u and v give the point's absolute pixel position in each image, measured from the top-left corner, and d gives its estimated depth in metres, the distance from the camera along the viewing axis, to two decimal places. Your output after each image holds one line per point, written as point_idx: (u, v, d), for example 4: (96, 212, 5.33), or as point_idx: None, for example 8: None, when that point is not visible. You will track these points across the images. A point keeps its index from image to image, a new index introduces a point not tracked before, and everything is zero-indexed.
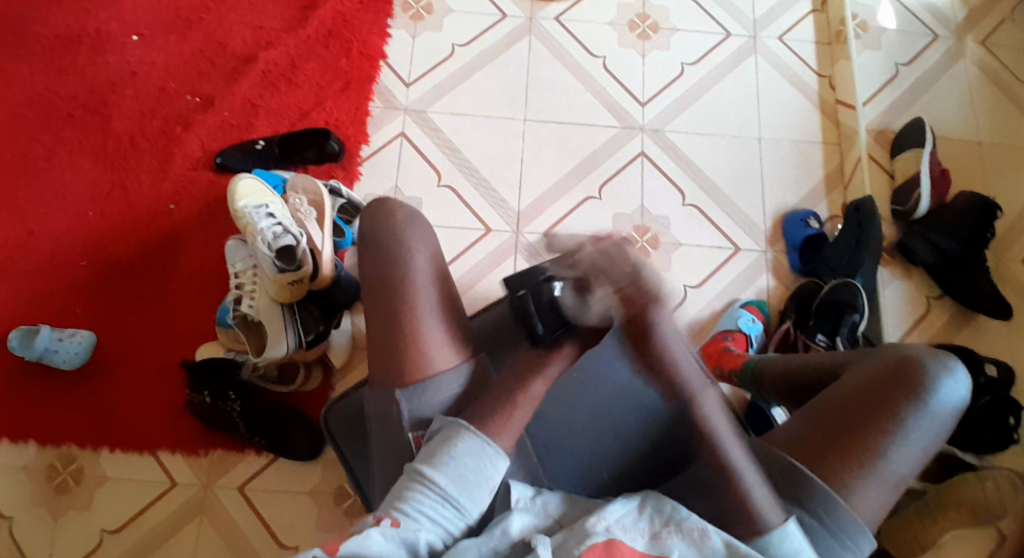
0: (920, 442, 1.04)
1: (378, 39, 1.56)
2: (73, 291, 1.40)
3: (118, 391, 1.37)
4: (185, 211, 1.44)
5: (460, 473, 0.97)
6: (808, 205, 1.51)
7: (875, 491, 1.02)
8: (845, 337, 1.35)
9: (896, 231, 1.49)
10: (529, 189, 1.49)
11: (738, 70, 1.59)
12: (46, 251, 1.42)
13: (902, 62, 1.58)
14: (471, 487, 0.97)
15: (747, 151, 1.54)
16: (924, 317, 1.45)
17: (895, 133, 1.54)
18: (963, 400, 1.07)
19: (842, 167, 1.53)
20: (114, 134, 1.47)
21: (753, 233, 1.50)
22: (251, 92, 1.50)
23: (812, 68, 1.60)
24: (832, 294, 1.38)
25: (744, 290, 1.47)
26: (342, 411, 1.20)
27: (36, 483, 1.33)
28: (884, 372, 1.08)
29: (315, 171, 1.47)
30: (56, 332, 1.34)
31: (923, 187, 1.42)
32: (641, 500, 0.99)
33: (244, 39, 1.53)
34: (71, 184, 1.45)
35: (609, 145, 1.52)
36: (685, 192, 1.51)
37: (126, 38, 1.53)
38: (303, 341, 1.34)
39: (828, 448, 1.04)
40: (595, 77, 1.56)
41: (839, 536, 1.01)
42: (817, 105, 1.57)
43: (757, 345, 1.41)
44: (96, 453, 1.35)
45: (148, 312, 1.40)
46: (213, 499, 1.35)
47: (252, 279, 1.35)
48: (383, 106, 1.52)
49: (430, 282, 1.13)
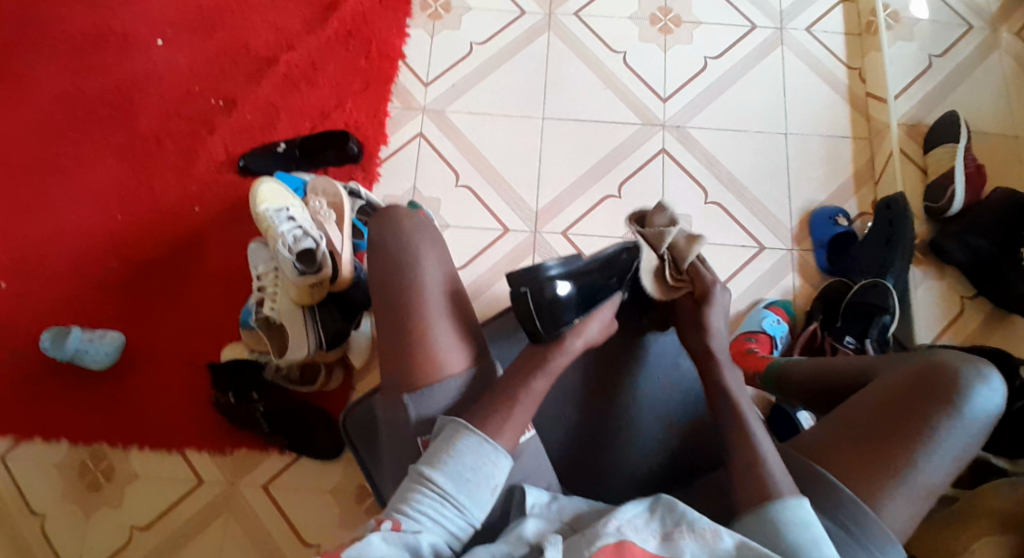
0: (953, 449, 0.99)
1: (397, 40, 1.57)
2: (104, 292, 1.44)
3: (146, 390, 1.40)
4: (210, 213, 1.49)
5: (459, 472, 0.98)
6: (836, 201, 1.47)
7: (904, 500, 0.98)
8: (873, 339, 1.31)
9: (929, 229, 1.44)
10: (548, 188, 1.48)
11: (764, 63, 1.55)
12: (78, 254, 1.47)
13: (935, 53, 1.53)
14: (471, 486, 0.98)
15: (773, 145, 1.50)
16: (955, 318, 1.40)
17: (928, 126, 1.49)
18: (998, 405, 1.01)
19: (873, 162, 1.49)
20: (141, 137, 1.53)
21: (778, 231, 1.46)
22: (273, 94, 1.54)
23: (841, 60, 1.55)
24: (859, 295, 1.33)
25: (769, 289, 1.44)
26: (358, 416, 1.21)
27: (69, 480, 1.37)
28: (914, 377, 1.03)
29: (336, 173, 1.50)
30: (86, 333, 1.38)
31: (957, 183, 1.38)
32: (653, 500, 0.97)
33: (268, 42, 1.57)
34: (102, 188, 1.50)
35: (631, 142, 1.50)
36: (708, 189, 1.48)
37: (150, 43, 1.58)
38: (324, 342, 1.36)
39: (854, 457, 1.00)
40: (615, 72, 1.55)
41: (868, 548, 0.96)
42: (846, 98, 1.53)
43: (781, 347, 1.37)
44: (127, 452, 1.39)
45: (174, 313, 1.44)
46: (238, 497, 1.37)
47: (273, 282, 1.36)
48: (401, 106, 1.54)
49: (438, 287, 1.12)
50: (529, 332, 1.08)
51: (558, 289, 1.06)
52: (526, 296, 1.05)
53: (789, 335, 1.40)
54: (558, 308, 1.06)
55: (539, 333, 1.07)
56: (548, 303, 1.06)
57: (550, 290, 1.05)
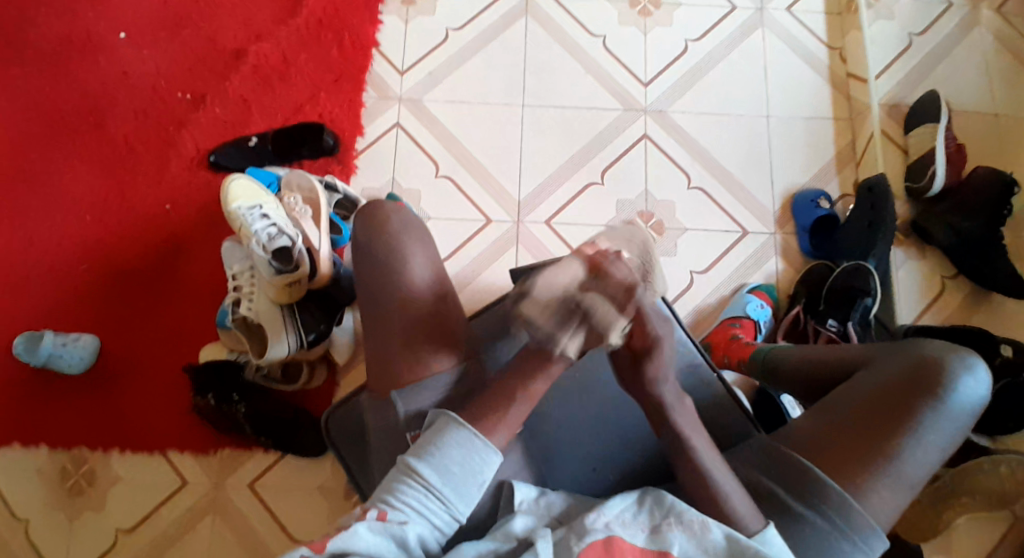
0: (938, 442, 0.99)
1: (371, 28, 1.54)
2: (76, 296, 1.41)
3: (123, 394, 1.38)
4: (184, 211, 1.45)
5: (446, 466, 0.97)
6: (818, 184, 1.46)
7: (891, 492, 0.98)
8: (856, 321, 1.32)
9: (910, 210, 1.44)
10: (530, 177, 1.46)
11: (744, 46, 1.53)
12: (48, 256, 1.43)
13: (915, 32, 1.52)
14: (457, 480, 0.97)
15: (755, 130, 1.49)
16: (938, 298, 1.40)
17: (909, 107, 1.48)
18: (983, 397, 1.02)
19: (855, 144, 1.48)
20: (112, 134, 1.48)
21: (760, 215, 1.45)
22: (244, 87, 1.50)
23: (822, 41, 1.54)
24: (842, 279, 1.34)
25: (754, 273, 1.43)
26: (344, 418, 1.20)
27: (49, 487, 1.34)
28: (900, 370, 1.03)
29: (311, 166, 1.46)
30: (60, 338, 1.36)
31: (938, 162, 1.37)
32: (641, 493, 0.98)
33: (237, 34, 1.53)
34: (70, 188, 1.46)
35: (613, 129, 1.49)
36: (690, 175, 1.47)
37: (115, 37, 1.53)
38: (304, 341, 1.33)
39: (843, 450, 1.00)
40: (595, 57, 1.52)
41: (851, 537, 0.98)
42: (826, 79, 1.52)
43: (765, 331, 1.37)
44: (107, 455, 1.36)
45: (149, 315, 1.41)
46: (225, 497, 1.35)
47: (249, 281, 1.34)
48: (377, 96, 1.51)
49: (427, 283, 1.11)
50: None
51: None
52: (528, 294, 1.12)
53: (773, 320, 1.40)
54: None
55: None
56: None
57: None
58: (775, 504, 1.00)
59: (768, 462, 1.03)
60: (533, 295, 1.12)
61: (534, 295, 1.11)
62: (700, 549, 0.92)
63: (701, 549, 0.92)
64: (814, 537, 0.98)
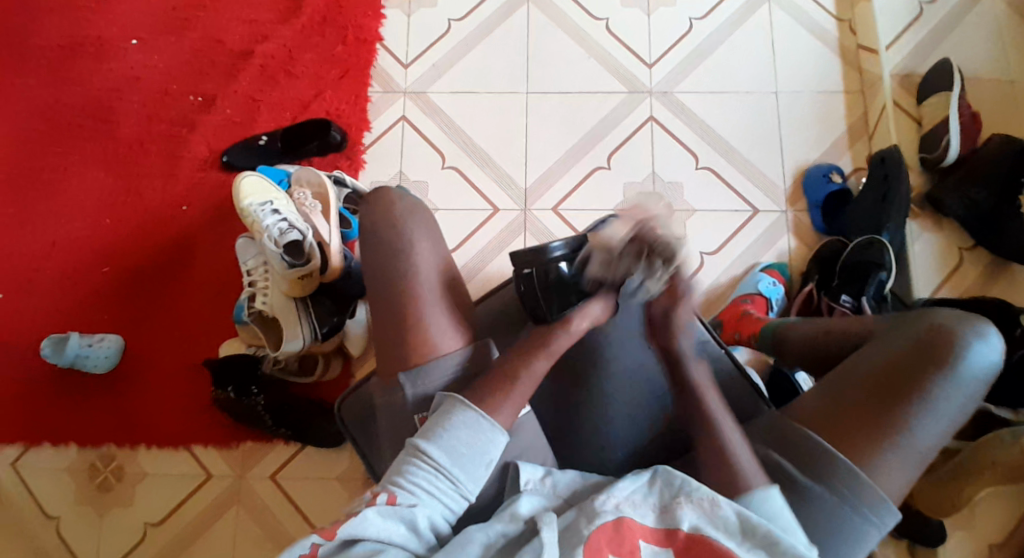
0: (949, 412, 0.98)
1: (373, 21, 1.55)
2: (99, 298, 1.46)
3: (148, 390, 1.42)
4: (199, 211, 1.49)
5: (453, 446, 0.98)
6: (830, 159, 1.44)
7: (901, 465, 0.97)
8: (870, 296, 1.29)
9: (924, 182, 1.41)
10: (536, 164, 1.46)
11: (749, 21, 1.51)
12: (72, 260, 1.48)
13: (925, 0, 1.48)
14: (464, 460, 0.98)
15: (762, 108, 1.47)
16: (956, 270, 1.37)
17: (921, 77, 1.45)
18: (994, 364, 1.00)
19: (866, 117, 1.46)
20: (126, 140, 1.52)
21: (771, 192, 1.44)
22: (252, 87, 1.53)
23: (830, 13, 1.51)
24: (855, 254, 1.31)
25: (765, 253, 1.42)
26: (353, 406, 1.22)
27: (80, 483, 1.40)
28: (910, 342, 1.01)
29: (320, 163, 1.48)
30: (85, 338, 1.40)
31: (952, 132, 1.34)
32: (652, 472, 0.97)
33: (242, 35, 1.56)
34: (90, 193, 1.50)
35: (618, 112, 1.48)
36: (697, 155, 1.45)
37: (125, 44, 1.57)
38: (318, 334, 1.36)
39: (852, 421, 0.98)
40: (597, 40, 1.52)
41: (862, 511, 0.96)
42: (835, 52, 1.49)
43: (776, 309, 1.36)
44: (134, 452, 1.40)
45: (170, 313, 1.45)
46: (248, 488, 1.39)
47: (263, 275, 1.37)
48: (382, 90, 1.52)
49: (434, 271, 1.12)
50: (535, 313, 1.08)
51: (562, 269, 1.05)
52: (531, 278, 1.06)
53: (785, 299, 1.38)
54: (562, 289, 1.06)
55: (544, 313, 1.07)
56: (553, 283, 1.05)
57: (553, 272, 1.04)
58: (783, 478, 0.99)
59: (776, 437, 1.02)
60: (534, 279, 1.06)
61: (536, 280, 1.06)
62: (711, 525, 0.92)
63: (712, 525, 0.92)
64: (824, 512, 0.97)
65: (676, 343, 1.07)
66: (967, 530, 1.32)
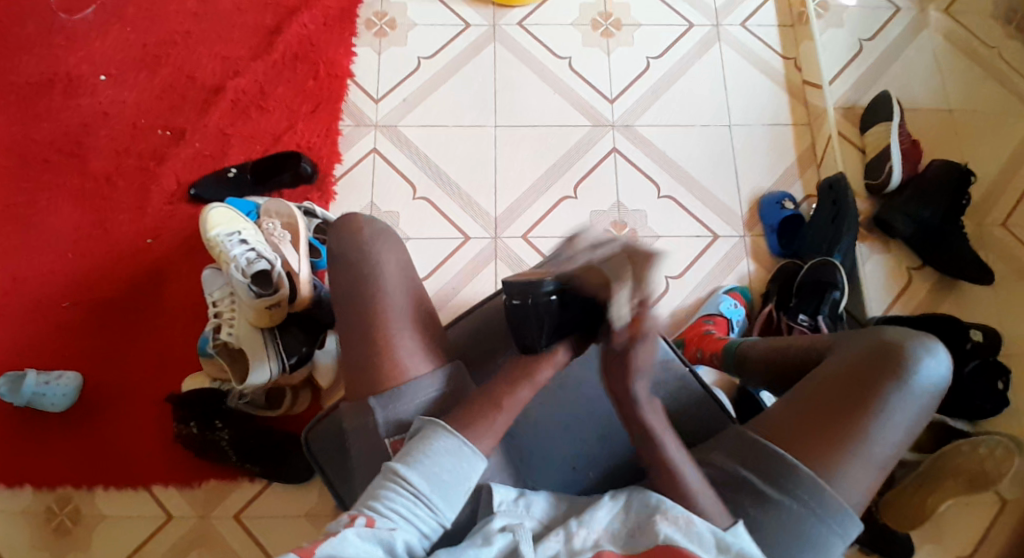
0: (903, 422, 1.01)
1: (345, 58, 1.59)
2: (59, 333, 1.41)
3: (108, 428, 1.37)
4: (165, 245, 1.47)
5: (434, 473, 0.96)
6: (782, 187, 1.52)
7: (861, 474, 0.99)
8: (827, 315, 1.34)
9: (872, 206, 1.49)
10: (505, 194, 1.50)
11: (704, 58, 1.60)
12: (31, 295, 1.44)
13: (865, 38, 1.60)
14: (446, 488, 0.95)
15: (718, 138, 1.55)
16: (905, 289, 1.44)
17: (863, 108, 1.55)
18: (943, 377, 1.04)
19: (814, 147, 1.54)
20: (91, 173, 1.51)
21: (729, 219, 1.50)
22: (223, 121, 1.54)
23: (778, 52, 1.61)
24: (811, 274, 1.36)
25: (726, 276, 1.47)
26: (323, 433, 1.19)
27: (34, 528, 1.33)
28: (864, 357, 1.04)
29: (291, 194, 1.49)
30: (42, 376, 1.35)
31: (894, 158, 1.44)
32: (624, 498, 0.96)
33: (214, 71, 1.57)
34: (51, 227, 1.47)
35: (583, 143, 1.53)
36: (660, 184, 1.51)
37: (94, 79, 1.57)
38: (286, 365, 1.34)
39: (812, 430, 1.01)
40: (562, 76, 1.58)
41: (826, 521, 0.98)
42: (785, 87, 1.59)
43: (739, 330, 1.40)
44: (92, 493, 1.35)
45: (133, 348, 1.41)
46: (211, 529, 1.34)
47: (229, 307, 1.35)
48: (353, 124, 1.55)
49: (406, 292, 1.14)
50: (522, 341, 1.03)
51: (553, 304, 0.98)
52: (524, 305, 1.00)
53: (747, 320, 1.42)
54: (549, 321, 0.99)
55: (534, 342, 1.02)
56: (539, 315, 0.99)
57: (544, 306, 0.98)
58: (749, 490, 1.00)
59: (741, 449, 1.03)
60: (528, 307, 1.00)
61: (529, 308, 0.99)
62: (686, 540, 0.91)
63: (688, 540, 0.91)
64: (793, 523, 0.98)
65: (634, 385, 0.96)
66: (935, 543, 1.36)
